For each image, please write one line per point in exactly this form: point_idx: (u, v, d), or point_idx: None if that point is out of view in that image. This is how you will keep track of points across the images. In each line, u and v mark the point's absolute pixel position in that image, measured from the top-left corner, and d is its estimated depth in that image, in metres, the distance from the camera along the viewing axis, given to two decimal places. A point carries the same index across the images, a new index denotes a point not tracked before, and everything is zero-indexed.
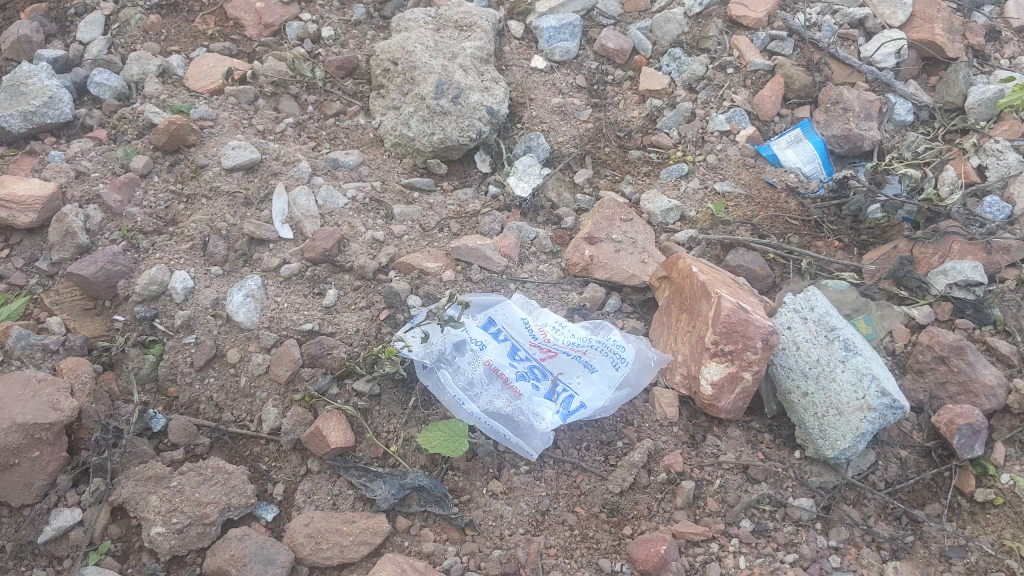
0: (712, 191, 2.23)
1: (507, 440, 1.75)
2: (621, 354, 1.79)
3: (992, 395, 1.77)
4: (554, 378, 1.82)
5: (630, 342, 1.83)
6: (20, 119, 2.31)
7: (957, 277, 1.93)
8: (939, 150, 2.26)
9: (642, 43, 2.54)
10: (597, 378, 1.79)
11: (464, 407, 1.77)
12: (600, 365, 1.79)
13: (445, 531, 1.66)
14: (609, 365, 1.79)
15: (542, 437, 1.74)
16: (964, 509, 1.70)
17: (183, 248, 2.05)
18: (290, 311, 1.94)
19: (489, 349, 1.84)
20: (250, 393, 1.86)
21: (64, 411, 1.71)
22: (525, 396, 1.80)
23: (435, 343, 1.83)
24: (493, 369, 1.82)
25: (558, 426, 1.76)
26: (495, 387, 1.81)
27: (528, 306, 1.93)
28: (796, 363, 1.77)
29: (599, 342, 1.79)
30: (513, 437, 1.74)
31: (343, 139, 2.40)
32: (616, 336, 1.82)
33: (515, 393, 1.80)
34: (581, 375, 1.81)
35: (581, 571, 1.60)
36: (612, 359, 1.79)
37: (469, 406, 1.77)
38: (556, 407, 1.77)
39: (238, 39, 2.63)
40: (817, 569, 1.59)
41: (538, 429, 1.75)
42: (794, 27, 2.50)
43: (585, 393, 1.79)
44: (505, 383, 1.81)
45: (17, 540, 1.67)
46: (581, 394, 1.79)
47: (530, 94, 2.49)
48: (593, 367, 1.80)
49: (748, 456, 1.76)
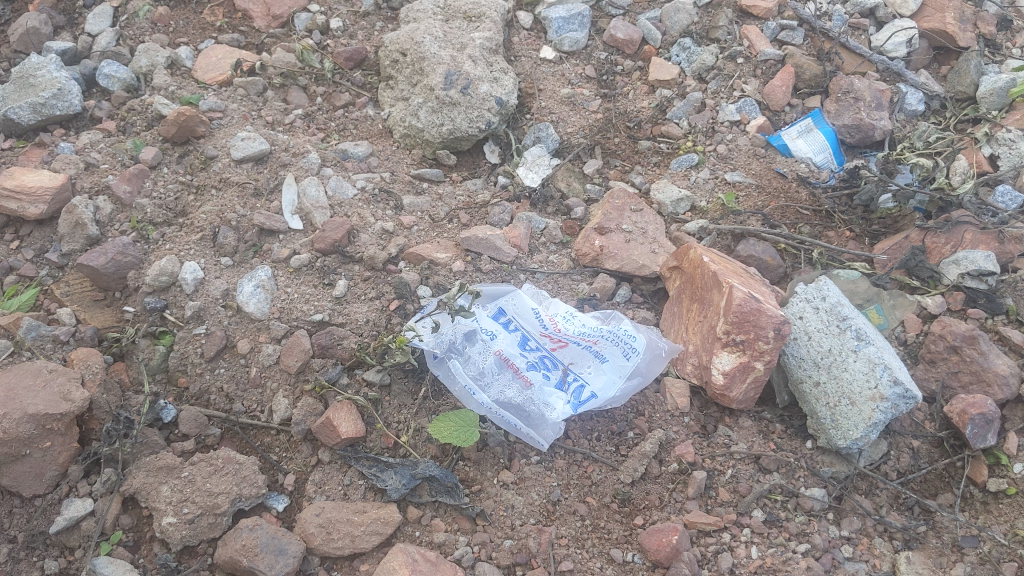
0: (723, 181, 2.22)
1: (520, 428, 1.74)
2: (631, 343, 1.79)
3: (1005, 384, 1.76)
4: (565, 368, 1.82)
5: (639, 331, 1.83)
6: (30, 110, 2.31)
7: (969, 266, 1.93)
8: (951, 139, 2.24)
9: (651, 34, 2.52)
10: (607, 367, 1.79)
11: (475, 397, 1.76)
12: (609, 356, 1.79)
13: (457, 521, 1.66)
14: (620, 354, 1.79)
15: (553, 425, 1.73)
16: (976, 500, 1.70)
17: (194, 238, 2.06)
18: (300, 302, 1.94)
19: (500, 339, 1.84)
20: (260, 383, 1.87)
21: (75, 401, 1.72)
22: (536, 386, 1.79)
23: (445, 333, 1.83)
24: (504, 359, 1.82)
25: (569, 416, 1.75)
26: (506, 377, 1.80)
27: (538, 296, 1.93)
28: (807, 353, 1.77)
29: (609, 331, 1.81)
30: (524, 425, 1.74)
31: (352, 131, 2.39)
32: (627, 325, 1.82)
33: (526, 383, 1.79)
34: (590, 364, 1.81)
35: (593, 560, 1.59)
36: (622, 348, 1.79)
37: (479, 396, 1.76)
38: (567, 397, 1.76)
39: (246, 31, 2.62)
40: (829, 559, 1.59)
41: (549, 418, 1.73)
42: (804, 16, 2.49)
43: (595, 384, 1.78)
44: (516, 373, 1.81)
45: (29, 530, 1.68)
46: (592, 383, 1.78)
47: (539, 85, 2.47)
48: (603, 356, 1.80)
49: (760, 446, 1.75)
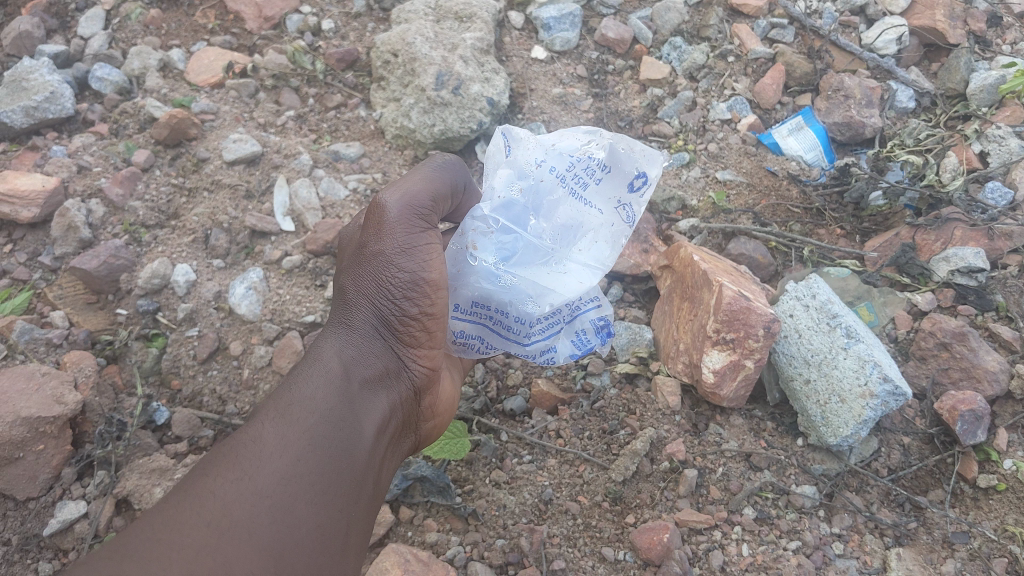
0: (714, 179, 2.23)
1: (591, 167, 1.40)
2: (590, 177, 1.41)
3: (995, 380, 1.76)
4: (526, 203, 1.38)
5: (601, 151, 1.40)
6: (23, 114, 2.32)
7: (959, 263, 1.94)
8: (941, 137, 2.26)
9: (642, 33, 2.50)
10: (559, 254, 1.40)
11: (540, 221, 1.38)
12: (530, 151, 1.40)
13: (449, 520, 1.69)
14: (612, 174, 1.41)
15: (483, 217, 1.36)
16: (967, 496, 1.69)
17: (186, 241, 2.07)
18: (292, 303, 1.97)
19: (519, 232, 1.37)
20: (253, 385, 1.87)
21: (68, 404, 1.75)
22: (536, 202, 1.39)
23: (507, 261, 1.36)
24: (520, 216, 1.37)
25: (536, 143, 1.41)
26: (538, 205, 1.39)
27: (532, 282, 1.36)
28: (797, 350, 1.79)
29: (589, 296, 1.43)
30: (539, 238, 1.38)
31: (344, 132, 2.37)
32: (583, 248, 1.42)
33: (553, 195, 1.39)
34: (558, 338, 1.44)
35: (585, 559, 1.59)
36: (567, 174, 1.39)
37: (562, 172, 1.39)
38: (538, 146, 1.41)
39: (238, 32, 2.60)
40: (820, 556, 1.59)
41: (475, 294, 1.38)
42: (795, 14, 2.50)
43: (514, 184, 1.38)
44: (525, 227, 1.37)
45: (23, 532, 1.68)
46: (534, 212, 1.38)
47: (530, 85, 2.44)
48: (621, 208, 1.43)
49: (751, 444, 1.75)
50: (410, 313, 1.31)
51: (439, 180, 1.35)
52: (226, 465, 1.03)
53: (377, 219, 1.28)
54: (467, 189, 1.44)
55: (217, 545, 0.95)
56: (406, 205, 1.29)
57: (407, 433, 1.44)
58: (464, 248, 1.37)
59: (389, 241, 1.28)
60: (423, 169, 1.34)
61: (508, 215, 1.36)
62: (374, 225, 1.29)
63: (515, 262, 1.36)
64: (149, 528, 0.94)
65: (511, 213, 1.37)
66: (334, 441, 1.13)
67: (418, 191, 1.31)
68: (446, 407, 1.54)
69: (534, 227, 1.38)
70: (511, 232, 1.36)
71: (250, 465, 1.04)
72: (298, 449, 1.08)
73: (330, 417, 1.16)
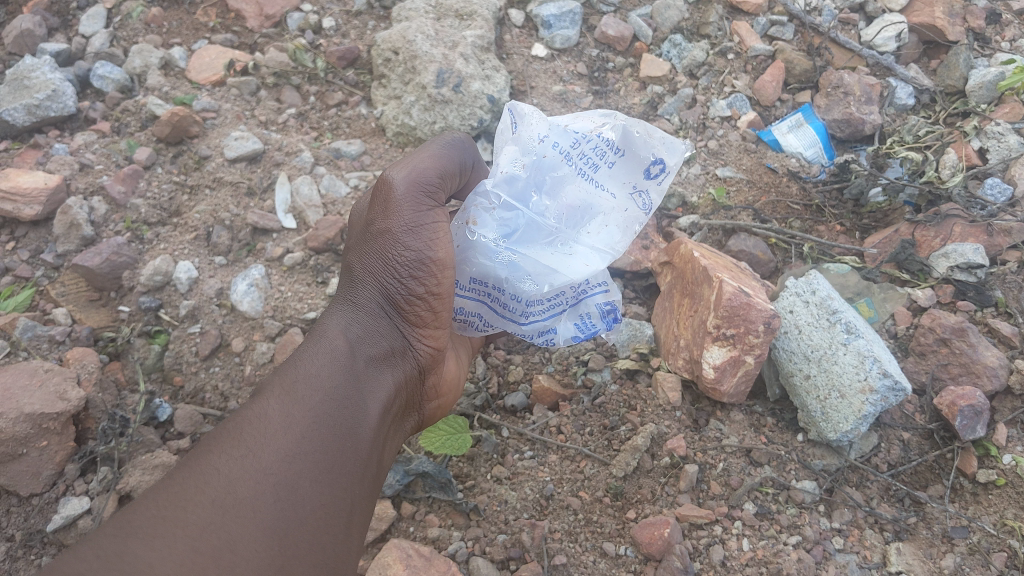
0: (714, 176, 2.23)
1: (599, 149, 1.41)
2: (600, 159, 1.41)
3: (994, 375, 1.77)
4: (530, 181, 1.38)
5: (613, 132, 1.41)
6: (24, 112, 2.32)
7: (958, 259, 1.95)
8: (941, 133, 2.27)
9: (642, 31, 2.51)
10: (565, 235, 1.39)
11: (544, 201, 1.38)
12: (535, 127, 1.39)
13: (451, 516, 1.69)
14: (623, 159, 1.42)
15: (485, 193, 1.37)
16: (966, 491, 1.70)
17: (187, 238, 2.08)
18: (293, 300, 1.97)
19: (521, 210, 1.36)
20: (255, 382, 1.88)
21: (71, 401, 1.75)
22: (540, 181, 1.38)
23: (507, 238, 1.36)
24: (523, 194, 1.37)
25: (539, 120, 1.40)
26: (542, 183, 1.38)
27: (533, 261, 1.35)
28: (798, 346, 1.80)
29: (597, 280, 1.43)
30: (543, 218, 1.37)
31: (345, 129, 2.38)
32: (593, 231, 1.41)
33: (558, 175, 1.39)
34: (559, 320, 1.44)
35: (586, 554, 1.60)
36: (573, 153, 1.40)
37: (566, 151, 1.39)
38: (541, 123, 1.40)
39: (239, 31, 2.61)
40: (820, 551, 1.59)
41: (475, 270, 1.38)
42: (794, 12, 2.51)
43: (519, 161, 1.37)
44: (528, 205, 1.37)
45: (27, 528, 1.68)
46: (536, 189, 1.38)
47: (530, 82, 2.44)
48: (635, 195, 1.43)
49: (751, 440, 1.75)
50: (417, 293, 1.34)
51: (447, 157, 1.35)
52: (230, 442, 1.04)
53: (384, 199, 1.30)
54: (474, 167, 1.45)
55: (221, 523, 0.96)
56: (412, 181, 1.29)
57: (411, 412, 1.47)
58: (464, 224, 1.38)
59: (396, 219, 1.30)
60: (430, 146, 1.34)
61: (510, 191, 1.36)
62: (380, 203, 1.31)
63: (517, 240, 1.36)
64: (153, 505, 0.96)
65: (514, 188, 1.36)
66: (337, 419, 1.15)
67: (424, 168, 1.31)
68: (451, 387, 1.57)
69: (537, 204, 1.37)
70: (513, 208, 1.36)
71: (253, 442, 1.05)
72: (302, 428, 1.09)
73: (335, 396, 1.17)
